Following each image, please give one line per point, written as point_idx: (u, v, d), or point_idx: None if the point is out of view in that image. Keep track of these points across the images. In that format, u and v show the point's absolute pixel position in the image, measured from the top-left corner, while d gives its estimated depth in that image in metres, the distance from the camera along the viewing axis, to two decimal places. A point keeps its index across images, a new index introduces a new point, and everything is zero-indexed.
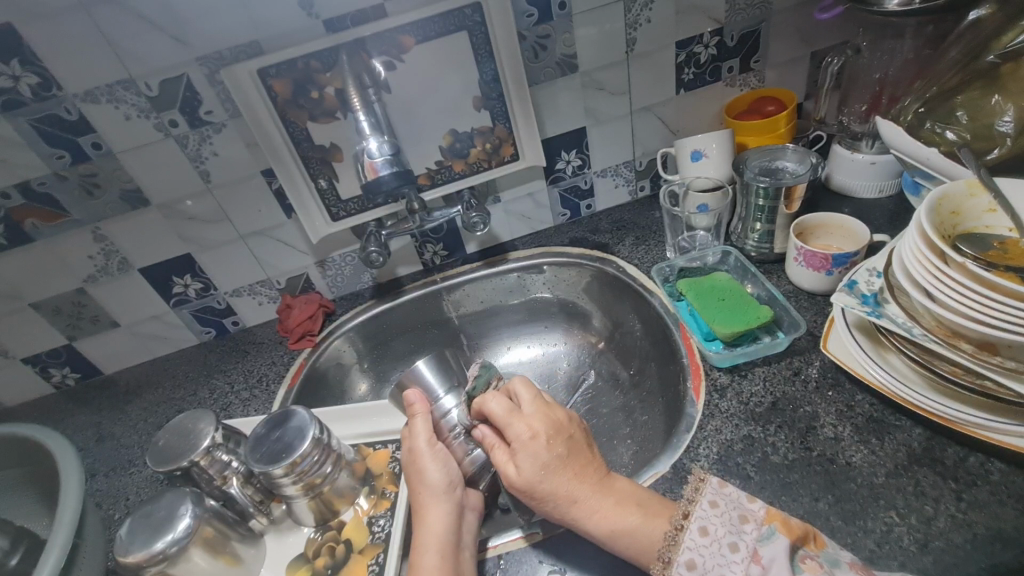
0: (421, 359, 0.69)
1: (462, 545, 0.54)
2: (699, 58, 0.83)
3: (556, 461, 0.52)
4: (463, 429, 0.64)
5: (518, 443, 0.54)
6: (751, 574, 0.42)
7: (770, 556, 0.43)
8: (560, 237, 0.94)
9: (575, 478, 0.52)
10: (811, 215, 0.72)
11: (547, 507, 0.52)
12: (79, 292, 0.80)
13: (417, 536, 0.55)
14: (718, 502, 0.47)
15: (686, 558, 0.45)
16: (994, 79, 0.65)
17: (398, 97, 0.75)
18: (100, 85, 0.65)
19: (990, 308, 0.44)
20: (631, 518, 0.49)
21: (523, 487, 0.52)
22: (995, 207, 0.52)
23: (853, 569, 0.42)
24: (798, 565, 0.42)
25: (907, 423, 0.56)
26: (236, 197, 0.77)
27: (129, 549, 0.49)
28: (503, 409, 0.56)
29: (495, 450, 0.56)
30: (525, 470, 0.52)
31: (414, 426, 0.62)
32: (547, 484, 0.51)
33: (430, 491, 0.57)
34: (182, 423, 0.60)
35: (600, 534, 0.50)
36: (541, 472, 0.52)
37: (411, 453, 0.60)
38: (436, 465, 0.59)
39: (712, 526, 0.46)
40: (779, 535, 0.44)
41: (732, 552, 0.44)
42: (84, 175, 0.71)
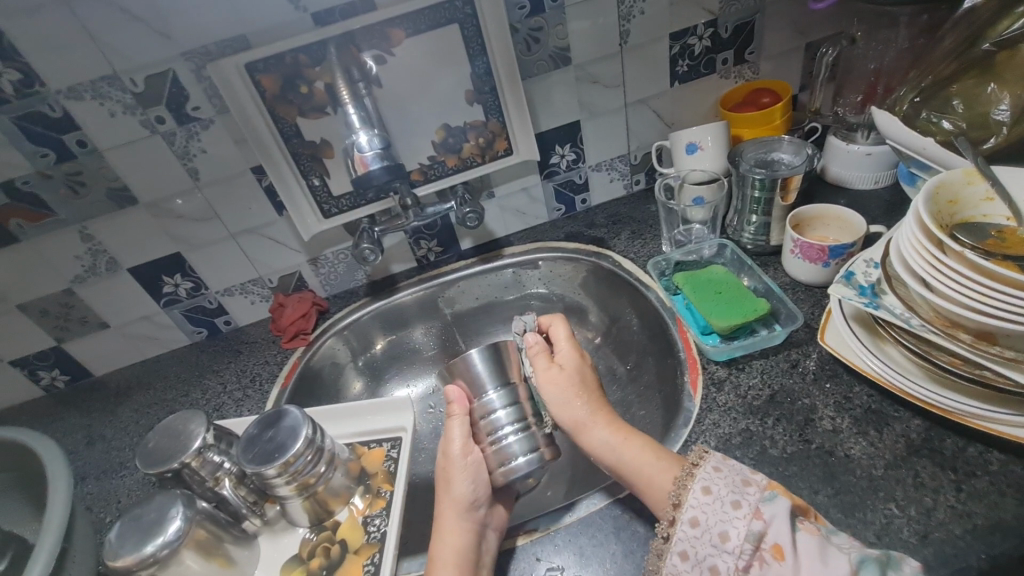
0: (473, 349, 0.65)
1: (482, 559, 0.53)
2: (693, 50, 0.82)
3: (591, 376, 0.62)
4: (504, 429, 0.62)
5: (564, 355, 0.63)
6: (753, 530, 0.41)
7: (772, 515, 0.41)
8: (555, 232, 0.93)
9: (596, 398, 0.60)
10: (807, 207, 0.72)
11: (574, 406, 0.59)
12: (66, 293, 0.79)
13: (435, 548, 0.56)
14: (721, 467, 0.45)
15: (690, 515, 0.43)
16: (988, 67, 0.64)
17: (390, 91, 0.74)
18: (84, 81, 0.64)
19: (988, 296, 0.44)
20: (643, 455, 0.52)
21: (562, 380, 0.61)
22: (992, 196, 0.52)
23: (854, 540, 0.41)
24: (797, 525, 0.42)
25: (906, 414, 0.55)
26: (226, 194, 0.76)
27: (119, 553, 0.48)
28: (562, 334, 0.65)
29: (538, 356, 0.63)
30: (569, 365, 0.62)
31: (450, 428, 0.62)
32: (580, 387, 0.60)
33: (454, 505, 0.58)
34: (173, 424, 0.59)
35: (613, 439, 0.55)
36: (577, 375, 0.61)
37: (445, 459, 0.61)
38: (464, 477, 0.59)
39: (716, 485, 0.44)
40: (782, 498, 0.42)
41: (734, 509, 0.42)
42: (69, 174, 0.70)
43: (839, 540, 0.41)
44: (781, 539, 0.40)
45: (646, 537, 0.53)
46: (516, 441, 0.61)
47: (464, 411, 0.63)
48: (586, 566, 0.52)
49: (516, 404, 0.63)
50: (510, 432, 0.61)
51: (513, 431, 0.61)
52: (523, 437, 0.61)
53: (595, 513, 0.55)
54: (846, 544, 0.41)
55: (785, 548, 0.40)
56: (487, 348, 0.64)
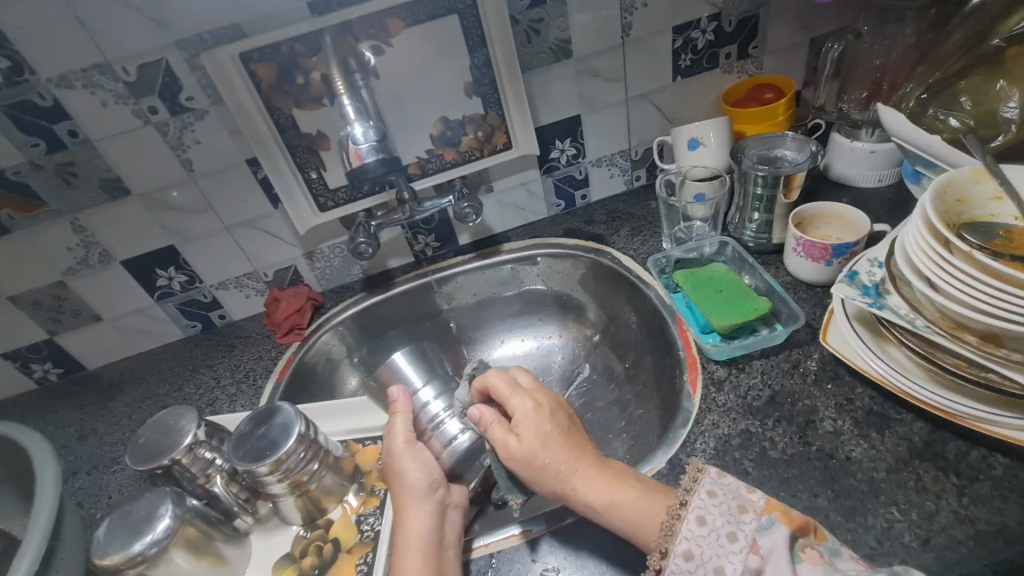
0: (395, 353, 0.69)
1: (445, 544, 0.53)
2: (697, 44, 0.81)
3: (555, 433, 0.53)
4: (440, 415, 0.63)
5: (519, 419, 0.54)
6: (750, 565, 0.40)
7: (769, 549, 0.41)
8: (554, 228, 0.92)
9: (570, 449, 0.52)
10: (810, 205, 0.71)
11: (546, 478, 0.52)
12: (58, 285, 0.78)
13: (399, 535, 0.54)
14: (716, 492, 0.45)
15: (683, 548, 0.42)
16: (999, 63, 0.63)
17: (388, 83, 0.72)
18: (75, 69, 0.63)
19: (996, 298, 0.43)
20: (633, 499, 0.48)
21: (523, 458, 0.52)
22: (1001, 195, 0.51)
23: (857, 564, 0.41)
24: (798, 554, 0.41)
25: (908, 417, 0.55)
26: (220, 187, 0.75)
27: (107, 551, 0.47)
28: (504, 385, 0.56)
29: (492, 428, 0.55)
30: (528, 437, 0.52)
31: (392, 425, 0.60)
32: (546, 453, 0.52)
33: (409, 492, 0.56)
34: (164, 420, 0.58)
35: (598, 501, 0.49)
36: (539, 442, 0.52)
37: (389, 456, 0.59)
38: (415, 466, 0.57)
39: (711, 515, 0.43)
40: (779, 526, 0.42)
41: (731, 543, 0.41)
42: (61, 164, 0.68)
43: (843, 565, 0.40)
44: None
45: None
46: (452, 424, 0.62)
47: (407, 409, 0.62)
48: (582, 567, 0.51)
49: (445, 393, 0.66)
50: (446, 417, 0.63)
51: (448, 415, 0.63)
52: (456, 417, 0.63)
53: (591, 514, 0.54)
54: (848, 569, 0.40)
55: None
56: (410, 350, 0.70)
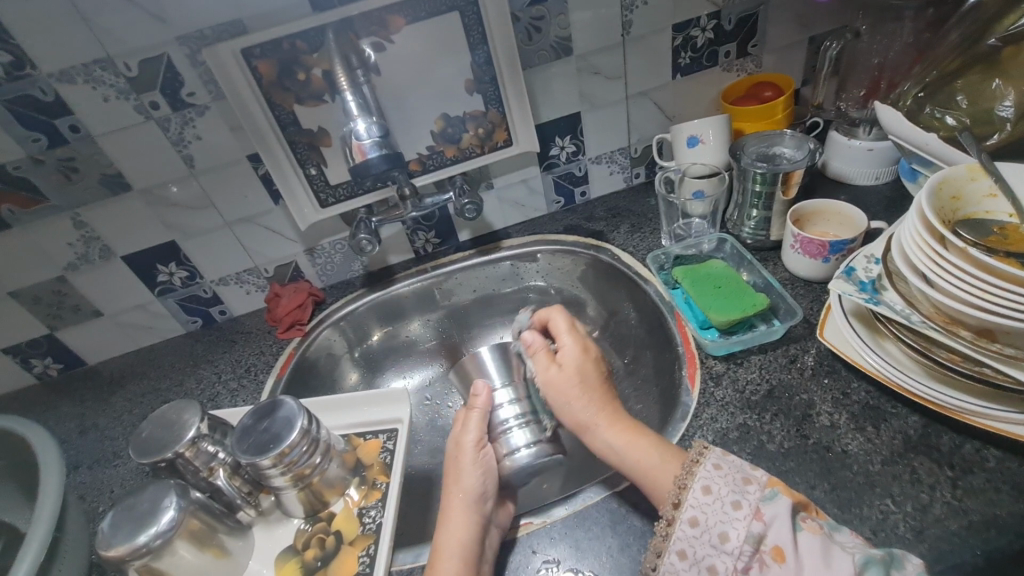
0: (484, 347, 0.72)
1: (483, 558, 0.52)
2: (696, 42, 0.82)
3: (593, 375, 0.58)
4: (509, 423, 0.63)
5: (567, 354, 0.60)
6: (753, 531, 0.41)
7: (772, 516, 0.41)
8: (554, 224, 0.92)
9: (601, 396, 0.57)
10: (808, 202, 0.71)
11: (575, 408, 0.56)
12: (59, 280, 0.78)
13: (439, 537, 0.54)
14: (721, 465, 0.45)
15: (689, 514, 0.43)
16: (994, 63, 0.64)
17: (389, 80, 0.73)
18: (76, 64, 0.63)
19: (990, 293, 0.44)
20: (650, 450, 0.50)
21: (559, 384, 0.58)
22: (995, 192, 0.52)
23: (856, 538, 0.41)
24: (799, 524, 0.41)
25: (903, 410, 0.55)
26: (221, 182, 0.75)
27: (111, 543, 0.47)
28: (564, 324, 0.63)
29: (539, 354, 0.62)
30: (567, 367, 0.59)
31: (469, 418, 0.63)
32: (581, 388, 0.57)
33: (461, 499, 0.56)
34: (167, 414, 0.59)
35: (616, 442, 0.52)
36: (578, 376, 0.58)
37: (458, 450, 0.60)
38: (474, 470, 0.58)
39: (716, 485, 0.44)
40: (782, 497, 0.42)
41: (734, 510, 0.42)
42: (62, 159, 0.69)
43: (843, 538, 0.41)
44: (781, 541, 0.40)
45: (643, 530, 0.53)
46: (521, 435, 0.63)
47: (485, 405, 0.64)
48: (582, 559, 0.52)
49: (525, 397, 0.66)
50: (515, 425, 0.63)
51: (517, 423, 0.63)
52: (526, 428, 0.63)
53: (591, 507, 0.55)
54: (848, 542, 0.40)
55: (786, 550, 0.39)
56: (494, 347, 0.72)
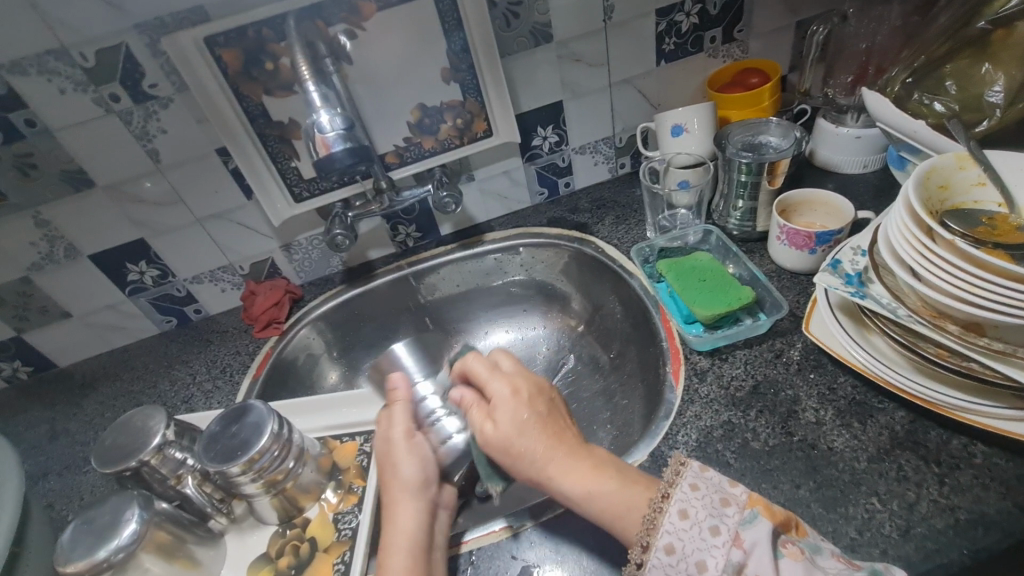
0: (395, 343, 0.68)
1: (433, 545, 0.51)
2: (681, 27, 0.79)
3: (533, 420, 0.50)
4: (437, 412, 0.60)
5: (500, 408, 0.52)
6: (732, 560, 0.39)
7: (751, 543, 0.40)
8: (538, 217, 0.90)
9: (549, 437, 0.49)
10: (794, 192, 0.70)
11: (523, 466, 0.50)
12: (23, 281, 0.75)
13: (386, 537, 0.51)
14: (699, 485, 0.43)
15: (664, 542, 0.41)
16: (983, 47, 0.62)
17: (362, 69, 0.70)
18: (29, 55, 0.60)
19: (977, 287, 0.42)
20: (609, 490, 0.46)
21: (499, 445, 0.51)
22: (984, 181, 0.50)
23: (837, 560, 0.40)
24: (780, 549, 0.40)
25: (890, 405, 0.54)
26: (189, 178, 0.72)
27: (70, 558, 0.45)
28: (484, 368, 0.55)
29: (472, 411, 0.55)
30: (503, 425, 0.51)
31: (392, 413, 0.58)
32: (522, 441, 0.50)
33: (403, 488, 0.53)
34: (133, 421, 0.57)
35: (574, 489, 0.47)
36: (518, 429, 0.50)
37: (387, 443, 0.56)
38: (410, 461, 0.55)
39: (693, 509, 0.42)
40: (762, 520, 0.41)
41: (713, 536, 0.40)
42: (18, 155, 0.65)
43: (824, 562, 0.39)
44: (762, 571, 0.38)
45: None
46: (451, 422, 0.59)
47: (407, 397, 0.59)
48: (563, 563, 0.50)
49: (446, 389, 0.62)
50: (443, 412, 0.60)
51: (443, 411, 0.60)
52: (452, 416, 0.60)
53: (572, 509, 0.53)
54: (829, 566, 0.39)
55: None
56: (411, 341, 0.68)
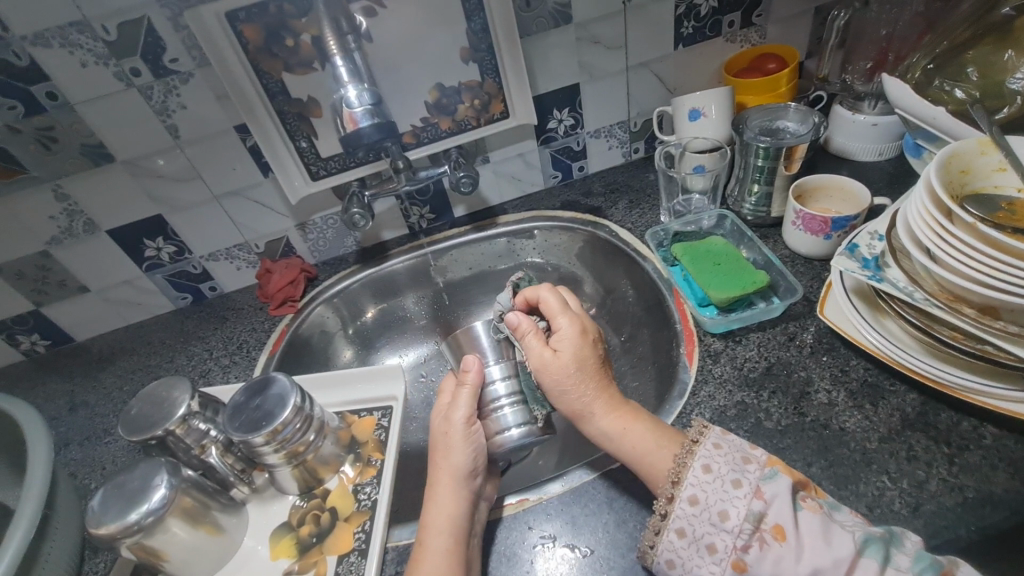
0: (476, 321, 0.70)
1: (472, 532, 0.51)
2: (700, 11, 0.78)
3: (592, 360, 0.54)
4: (500, 399, 0.62)
5: (564, 338, 0.55)
6: (753, 510, 0.41)
7: (772, 494, 0.41)
8: (552, 200, 0.91)
9: (601, 380, 0.53)
10: (811, 177, 0.70)
11: (570, 396, 0.53)
12: (42, 255, 0.76)
13: (427, 514, 0.53)
14: (721, 444, 0.45)
15: (688, 493, 0.43)
16: (1007, 33, 0.62)
17: (381, 48, 0.70)
18: (51, 27, 0.60)
19: (997, 270, 0.43)
20: (644, 436, 0.50)
21: (554, 370, 0.53)
22: (1005, 166, 0.50)
23: (855, 517, 0.41)
24: (799, 503, 0.41)
25: (901, 388, 0.55)
26: (208, 155, 0.73)
27: (102, 521, 0.46)
28: (556, 304, 0.58)
29: (528, 337, 0.57)
30: (564, 352, 0.54)
31: (459, 395, 0.60)
32: (578, 373, 0.53)
33: (451, 473, 0.54)
34: (156, 391, 0.58)
35: (611, 430, 0.51)
36: (575, 363, 0.53)
37: (446, 427, 0.58)
38: (465, 446, 0.56)
39: (716, 463, 0.44)
40: (782, 477, 0.42)
41: (735, 488, 0.42)
42: (40, 129, 0.66)
43: (841, 518, 0.41)
44: (781, 519, 0.40)
45: (639, 507, 0.53)
46: (511, 413, 0.61)
47: (476, 382, 0.60)
48: (579, 534, 0.52)
49: (513, 376, 0.63)
50: (507, 404, 0.61)
51: (510, 402, 0.61)
52: (518, 408, 0.61)
53: (590, 482, 0.55)
54: (847, 522, 0.40)
55: (786, 528, 0.40)
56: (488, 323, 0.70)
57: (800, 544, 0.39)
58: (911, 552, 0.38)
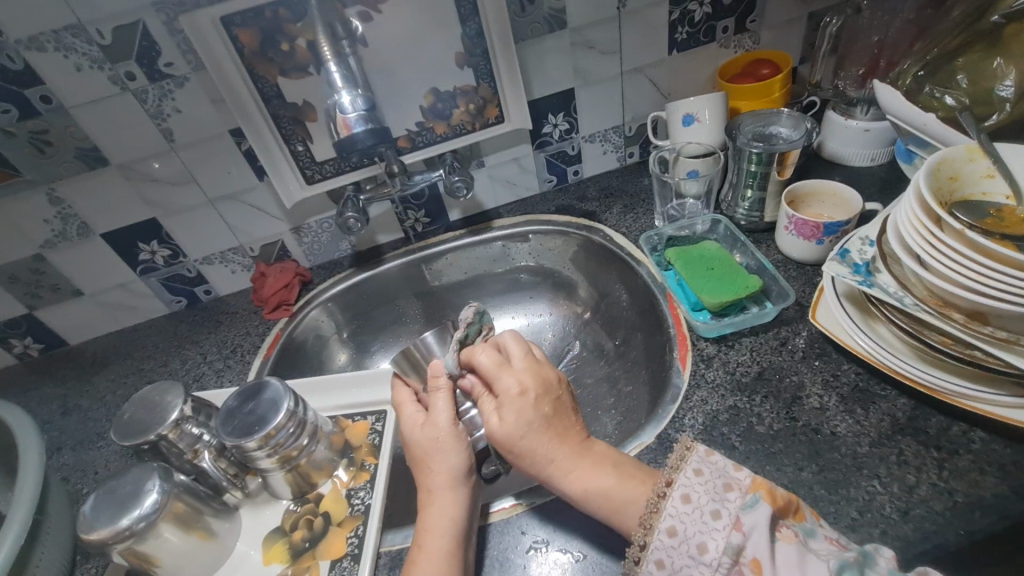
0: (427, 331, 0.67)
1: (470, 531, 0.52)
2: (694, 17, 0.79)
3: (540, 417, 0.51)
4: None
5: (508, 394, 0.52)
6: (732, 543, 0.41)
7: (751, 525, 0.41)
8: (546, 205, 0.91)
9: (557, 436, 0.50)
10: (803, 182, 0.70)
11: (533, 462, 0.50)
12: (36, 259, 0.76)
13: (424, 518, 0.52)
14: (702, 471, 0.45)
15: (667, 524, 0.42)
16: (997, 41, 0.63)
17: (377, 53, 0.70)
18: (46, 31, 0.60)
19: (986, 277, 0.43)
20: (613, 486, 0.48)
21: (504, 437, 0.51)
22: (993, 173, 0.51)
23: (830, 543, 0.41)
24: (776, 534, 0.41)
25: (892, 393, 0.55)
26: (203, 158, 0.73)
27: (93, 526, 0.46)
28: (491, 363, 0.54)
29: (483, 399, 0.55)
30: (509, 419, 0.51)
31: (436, 401, 0.57)
32: (529, 436, 0.50)
33: (447, 477, 0.53)
34: (149, 395, 0.58)
35: (576, 487, 0.49)
36: (520, 426, 0.50)
37: (432, 428, 0.56)
38: (458, 448, 0.55)
39: (695, 493, 0.43)
40: (763, 505, 0.42)
41: (714, 519, 0.42)
42: (34, 132, 0.66)
43: (817, 545, 0.41)
44: (759, 553, 0.40)
45: None
46: None
47: (452, 385, 0.58)
48: (571, 539, 0.52)
49: None
50: None
51: None
52: None
53: None
54: (823, 549, 0.40)
55: (764, 562, 0.39)
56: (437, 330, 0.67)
57: None
58: (884, 572, 0.38)
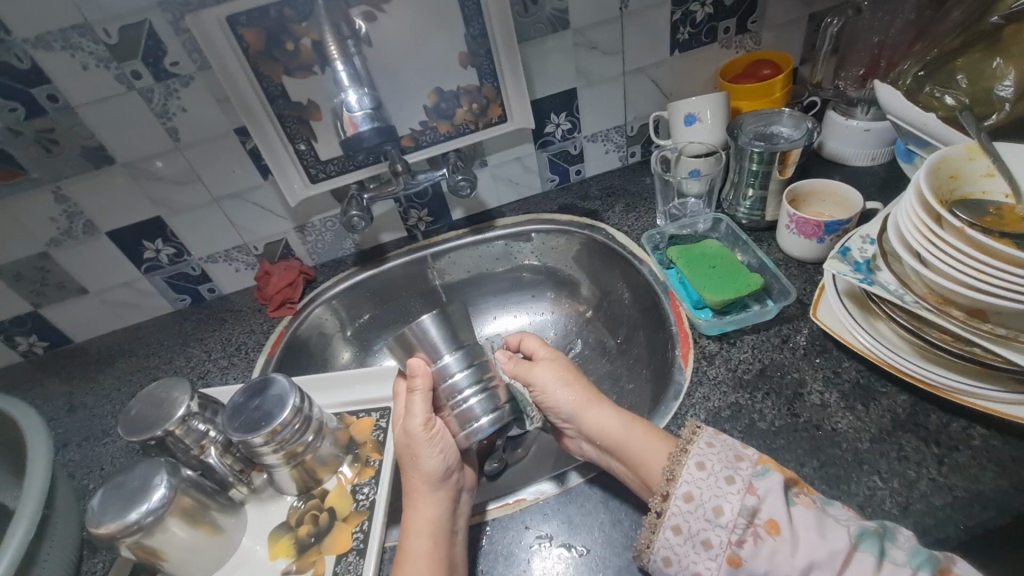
0: (424, 315, 0.58)
1: (455, 529, 0.53)
2: (695, 18, 0.79)
3: (577, 384, 0.60)
4: (464, 392, 0.58)
5: (547, 368, 0.61)
6: (747, 505, 0.42)
7: (765, 490, 0.42)
8: (548, 204, 0.91)
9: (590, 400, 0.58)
10: (804, 182, 0.71)
11: (566, 410, 0.58)
12: (42, 257, 0.76)
13: (408, 519, 0.54)
14: (714, 443, 0.46)
15: (683, 490, 0.44)
16: (996, 42, 0.64)
17: (381, 53, 0.70)
18: (53, 30, 0.60)
19: (986, 275, 0.44)
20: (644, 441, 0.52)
21: (547, 390, 0.60)
22: (993, 172, 0.51)
23: (848, 511, 0.42)
24: (793, 498, 0.42)
25: (892, 390, 0.56)
26: (209, 157, 0.73)
27: (102, 520, 0.47)
28: (538, 345, 0.64)
29: (517, 373, 0.62)
30: (551, 379, 0.60)
31: (410, 403, 0.57)
32: (568, 393, 0.59)
33: (425, 479, 0.55)
34: (155, 392, 0.58)
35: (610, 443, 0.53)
36: (561, 385, 0.59)
37: (405, 432, 0.57)
38: (432, 451, 0.56)
39: (710, 461, 0.45)
40: (774, 474, 0.43)
41: (728, 484, 0.43)
42: (41, 131, 0.66)
43: (835, 511, 0.42)
44: (775, 513, 0.41)
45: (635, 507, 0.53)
46: (477, 404, 0.58)
47: (429, 385, 0.58)
48: (575, 534, 0.52)
49: (473, 365, 0.59)
50: (470, 394, 0.58)
51: (473, 392, 0.58)
52: (484, 397, 0.58)
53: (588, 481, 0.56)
54: (841, 515, 0.41)
55: (780, 523, 0.40)
56: (438, 313, 0.59)
57: (793, 537, 0.40)
58: (905, 546, 0.39)
